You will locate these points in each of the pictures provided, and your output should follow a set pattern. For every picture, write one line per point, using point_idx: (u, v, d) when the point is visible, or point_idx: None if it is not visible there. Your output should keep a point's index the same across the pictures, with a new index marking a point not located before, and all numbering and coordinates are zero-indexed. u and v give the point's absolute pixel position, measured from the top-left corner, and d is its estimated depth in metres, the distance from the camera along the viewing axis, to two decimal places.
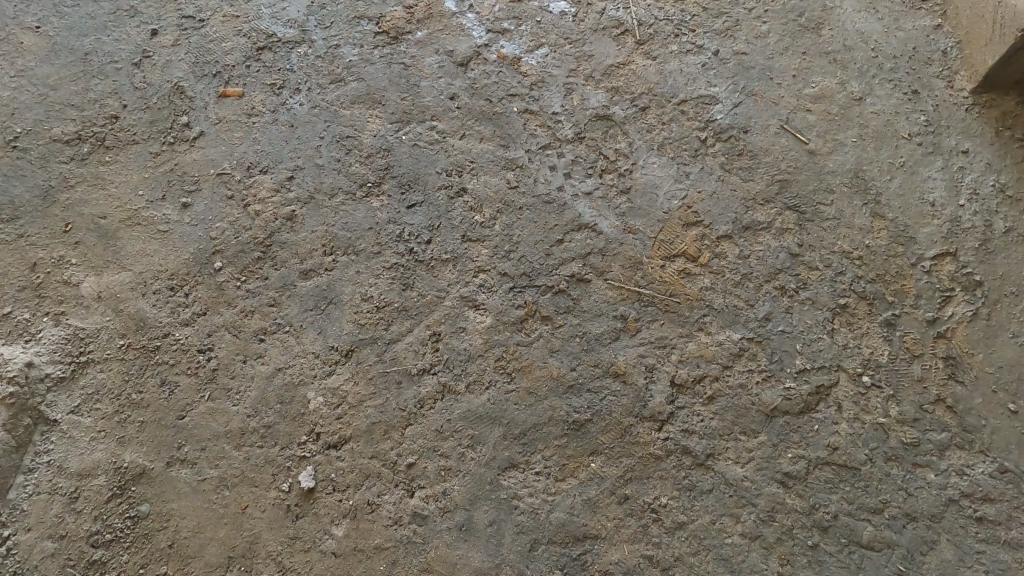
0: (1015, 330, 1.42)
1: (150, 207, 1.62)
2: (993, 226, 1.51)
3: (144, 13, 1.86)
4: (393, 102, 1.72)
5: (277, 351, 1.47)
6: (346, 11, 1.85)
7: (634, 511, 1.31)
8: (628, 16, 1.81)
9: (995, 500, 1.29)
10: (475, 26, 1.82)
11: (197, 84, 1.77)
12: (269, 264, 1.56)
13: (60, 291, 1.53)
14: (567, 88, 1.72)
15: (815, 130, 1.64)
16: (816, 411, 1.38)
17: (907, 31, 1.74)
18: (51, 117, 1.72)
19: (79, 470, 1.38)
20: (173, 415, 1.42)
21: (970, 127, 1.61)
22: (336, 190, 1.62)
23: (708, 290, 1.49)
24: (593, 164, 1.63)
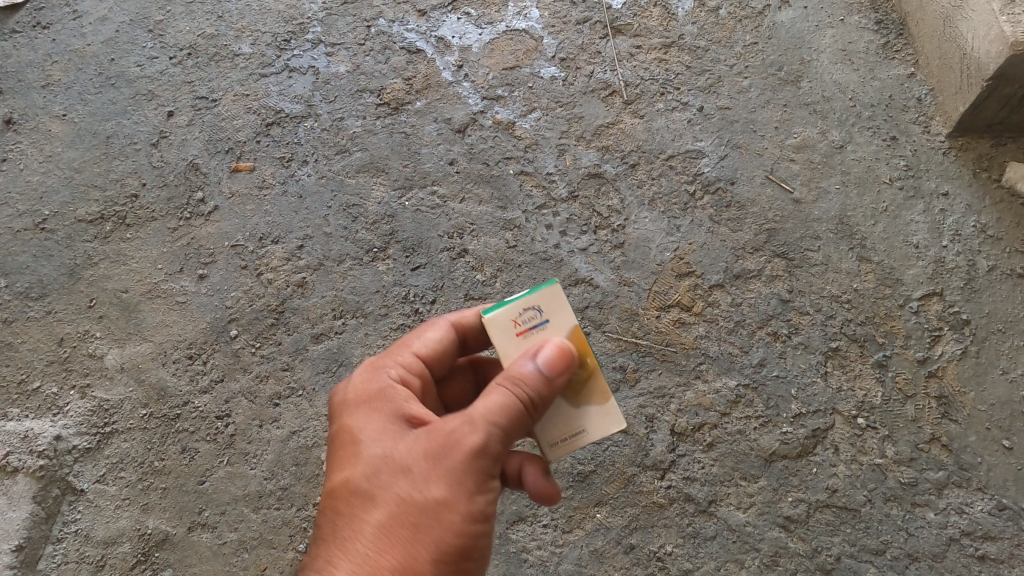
0: (1004, 367, 1.46)
1: (170, 280, 1.71)
2: (977, 265, 1.57)
3: (161, 96, 1.98)
4: (395, 170, 1.82)
5: (291, 414, 1.54)
6: (349, 85, 1.97)
7: (640, 560, 1.35)
8: (615, 78, 1.91)
9: (996, 538, 1.32)
10: (471, 94, 1.92)
11: (211, 160, 1.87)
12: (282, 330, 1.63)
13: (86, 364, 1.62)
14: (560, 149, 1.81)
15: (799, 179, 1.72)
16: (815, 454, 1.42)
17: (882, 80, 1.83)
18: (76, 199, 1.84)
19: (105, 538, 1.44)
20: (194, 480, 1.48)
21: (949, 170, 1.69)
22: (344, 256, 1.71)
23: (703, 339, 1.55)
24: (587, 221, 1.71)
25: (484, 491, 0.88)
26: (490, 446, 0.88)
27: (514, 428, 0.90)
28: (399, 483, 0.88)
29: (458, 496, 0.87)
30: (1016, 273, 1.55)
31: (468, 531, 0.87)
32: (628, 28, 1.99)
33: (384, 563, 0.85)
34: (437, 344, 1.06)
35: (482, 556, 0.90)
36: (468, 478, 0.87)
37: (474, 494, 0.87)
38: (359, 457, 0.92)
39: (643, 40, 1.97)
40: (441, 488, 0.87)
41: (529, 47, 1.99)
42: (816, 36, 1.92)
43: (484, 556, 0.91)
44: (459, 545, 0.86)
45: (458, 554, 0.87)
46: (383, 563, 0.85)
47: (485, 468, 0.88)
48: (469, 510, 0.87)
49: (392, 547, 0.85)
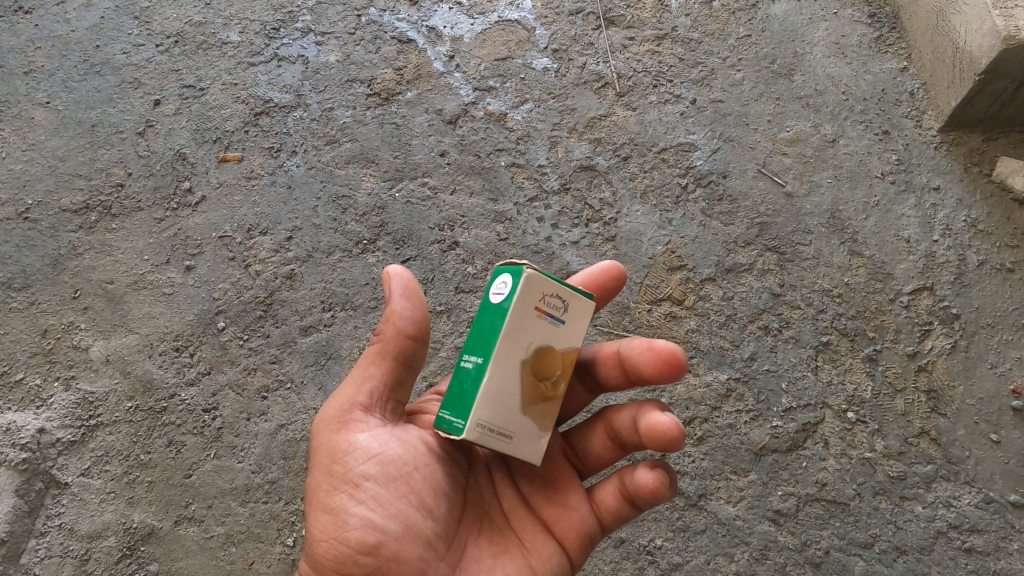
0: (993, 361, 1.47)
1: (156, 271, 1.69)
2: (967, 260, 1.57)
3: (147, 84, 1.95)
4: (386, 161, 1.80)
5: (279, 407, 1.52)
6: (339, 75, 1.94)
7: (630, 554, 1.35)
8: (607, 70, 1.90)
9: (983, 531, 1.32)
10: (463, 85, 1.90)
11: (198, 150, 1.85)
12: (270, 322, 1.61)
13: (70, 356, 1.59)
14: (552, 141, 1.80)
15: (791, 173, 1.71)
16: (805, 449, 1.42)
17: (875, 74, 1.83)
18: (60, 188, 1.81)
19: (90, 532, 1.42)
20: (181, 474, 1.47)
21: (940, 165, 1.69)
22: (333, 248, 1.69)
23: (694, 332, 1.54)
24: (579, 214, 1.70)
25: (354, 449, 0.94)
26: (336, 417, 0.97)
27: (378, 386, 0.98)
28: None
29: (323, 472, 0.96)
30: (1005, 268, 1.56)
31: (340, 499, 0.93)
32: (621, 19, 1.98)
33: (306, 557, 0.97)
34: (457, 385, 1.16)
35: (371, 520, 0.91)
36: (324, 449, 0.97)
37: (332, 460, 0.95)
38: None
39: (636, 32, 1.95)
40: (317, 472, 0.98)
41: (522, 38, 1.97)
42: (809, 29, 1.91)
43: (378, 519, 0.91)
44: (330, 512, 0.93)
45: (335, 523, 0.92)
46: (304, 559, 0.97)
47: (340, 433, 0.96)
48: (334, 476, 0.94)
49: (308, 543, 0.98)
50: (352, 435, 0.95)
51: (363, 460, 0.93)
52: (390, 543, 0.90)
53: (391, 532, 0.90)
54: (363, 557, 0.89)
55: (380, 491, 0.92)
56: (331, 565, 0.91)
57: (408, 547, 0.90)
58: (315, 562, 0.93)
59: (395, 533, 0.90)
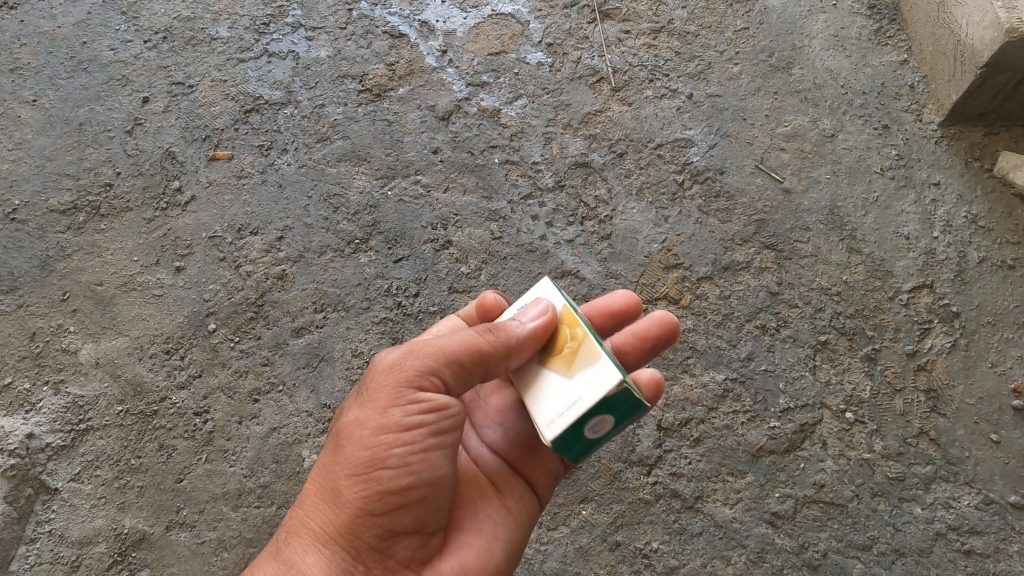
0: (993, 360, 1.45)
1: (146, 272, 1.67)
2: (967, 257, 1.55)
3: (135, 81, 1.92)
4: (378, 159, 1.77)
5: (271, 410, 1.50)
6: (330, 71, 1.91)
7: (626, 557, 1.34)
8: (603, 64, 1.87)
9: (982, 532, 1.31)
10: (456, 80, 1.87)
11: (188, 148, 1.82)
12: (262, 323, 1.59)
13: (59, 359, 1.58)
14: (546, 137, 1.77)
15: (789, 169, 1.68)
16: (802, 449, 1.40)
17: (875, 67, 1.80)
18: (47, 188, 1.78)
19: (80, 538, 1.41)
20: (172, 478, 1.45)
21: (941, 160, 1.66)
22: (325, 248, 1.67)
23: (691, 332, 1.52)
24: (574, 212, 1.67)
25: (412, 405, 0.87)
26: (404, 365, 0.89)
27: (466, 356, 0.90)
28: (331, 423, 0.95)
29: (369, 412, 0.88)
30: (1006, 264, 1.54)
31: (382, 446, 0.86)
32: (617, 12, 1.95)
33: (311, 488, 0.91)
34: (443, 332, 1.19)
35: (410, 465, 0.86)
36: (379, 392, 0.88)
37: (384, 406, 0.87)
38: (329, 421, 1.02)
39: (632, 25, 1.92)
40: (357, 410, 0.90)
41: (515, 32, 1.93)
42: (808, 21, 1.88)
43: (418, 472, 0.87)
44: (370, 458, 0.86)
45: (372, 468, 0.86)
46: (308, 492, 0.91)
47: (404, 382, 0.88)
48: (382, 422, 0.86)
49: (316, 476, 0.91)
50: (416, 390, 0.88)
51: (416, 417, 0.87)
52: (421, 494, 0.88)
53: (425, 484, 0.88)
54: (391, 497, 0.86)
55: (425, 445, 0.88)
56: (355, 510, 0.86)
57: (431, 499, 0.89)
58: (333, 500, 0.87)
59: (427, 487, 0.88)
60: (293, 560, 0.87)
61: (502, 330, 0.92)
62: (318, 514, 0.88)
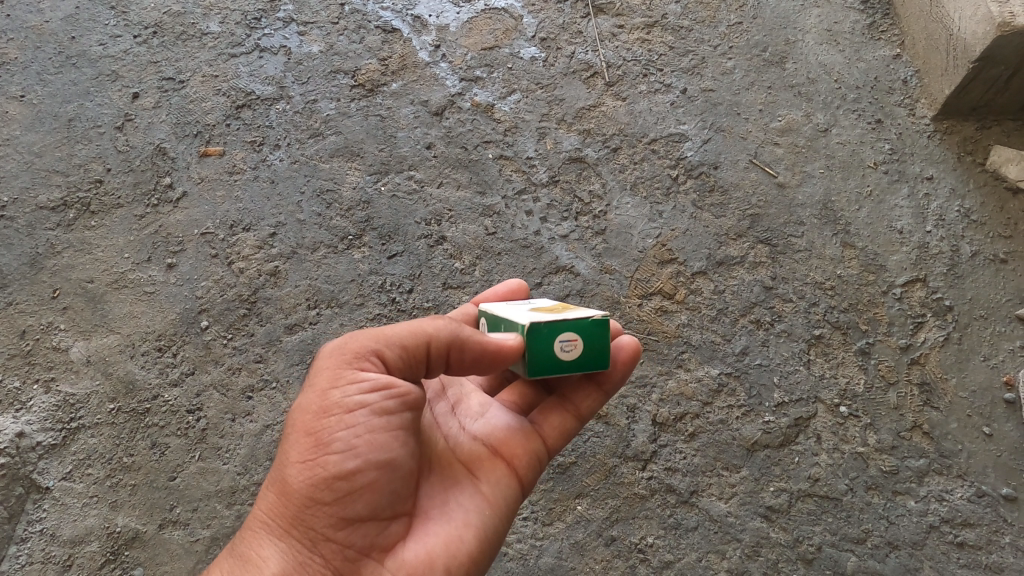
0: (986, 353, 1.46)
1: (137, 269, 1.66)
2: (960, 251, 1.56)
3: (125, 77, 1.90)
4: (371, 154, 1.76)
5: (264, 408, 1.49)
6: (322, 66, 1.90)
7: (621, 553, 1.34)
8: (596, 59, 1.86)
9: (975, 525, 1.32)
10: (449, 75, 1.86)
11: (179, 144, 1.80)
12: (254, 320, 1.58)
13: (50, 358, 1.56)
14: (540, 132, 1.76)
15: (783, 163, 1.68)
16: (797, 444, 1.40)
17: (868, 62, 1.80)
18: (36, 185, 1.76)
19: (72, 537, 1.40)
20: (165, 477, 1.44)
21: (933, 154, 1.67)
22: (318, 244, 1.66)
23: (685, 327, 1.52)
24: (568, 207, 1.67)
25: (354, 387, 0.77)
26: (345, 347, 0.79)
27: (417, 336, 0.80)
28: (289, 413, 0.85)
29: (309, 397, 0.78)
30: (999, 258, 1.54)
31: (324, 428, 0.76)
32: (611, 7, 1.94)
33: (262, 484, 0.81)
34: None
35: (356, 447, 0.75)
36: (320, 377, 0.79)
37: (323, 389, 0.77)
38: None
39: (626, 20, 1.91)
40: (304, 397, 0.80)
41: (509, 26, 1.93)
42: (801, 16, 1.88)
43: (365, 453, 0.76)
44: (313, 444, 0.76)
45: (319, 455, 0.76)
46: (261, 487, 0.81)
47: (343, 362, 0.78)
48: (323, 406, 0.77)
49: (267, 471, 0.81)
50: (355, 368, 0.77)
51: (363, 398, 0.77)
52: (371, 478, 0.76)
53: (377, 467, 0.76)
54: (340, 483, 0.75)
55: (371, 425, 0.77)
56: (301, 498, 0.75)
57: (385, 482, 0.77)
58: (280, 490, 0.77)
59: (378, 470, 0.76)
60: (243, 556, 0.77)
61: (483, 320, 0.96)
62: (266, 506, 0.78)
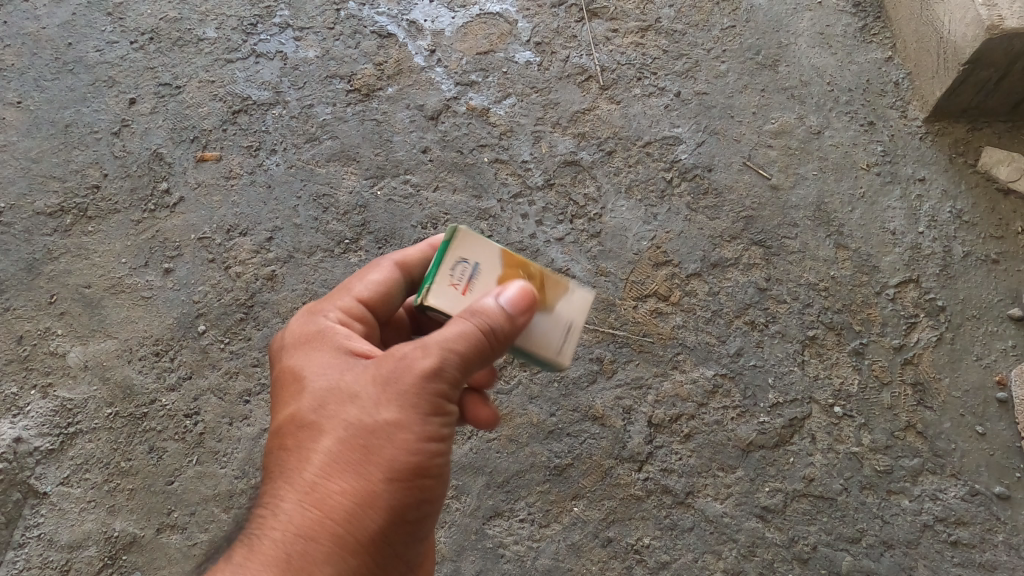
0: (978, 353, 1.47)
1: (134, 274, 1.66)
2: (952, 251, 1.57)
3: (121, 83, 1.91)
4: (367, 158, 1.77)
5: (262, 412, 1.50)
6: (318, 71, 1.91)
7: (618, 554, 1.34)
8: (591, 63, 1.87)
9: (968, 523, 1.32)
10: (444, 80, 1.87)
11: (176, 149, 1.81)
12: (251, 324, 1.59)
13: (47, 363, 1.57)
14: (535, 136, 1.77)
15: (776, 165, 1.70)
16: (792, 444, 1.41)
17: (860, 65, 1.81)
18: (33, 190, 1.77)
19: (70, 542, 1.40)
20: (162, 481, 1.45)
21: (925, 155, 1.68)
22: (314, 248, 1.67)
23: (680, 329, 1.53)
24: (564, 210, 1.68)
25: (438, 415, 0.86)
26: (442, 374, 0.84)
27: (485, 359, 0.89)
28: (352, 412, 0.85)
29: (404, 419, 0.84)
30: (990, 259, 1.55)
31: (423, 454, 0.86)
32: (605, 11, 1.95)
33: (333, 489, 0.83)
34: (380, 287, 1.03)
35: (434, 468, 0.88)
36: (405, 399, 0.84)
37: (425, 417, 0.85)
38: (308, 393, 0.89)
39: (620, 23, 1.93)
40: (401, 416, 0.84)
41: (503, 31, 1.94)
42: (793, 19, 1.89)
43: (444, 480, 0.91)
44: (413, 467, 0.85)
45: (419, 483, 0.86)
46: (329, 491, 0.83)
47: (436, 391, 0.85)
48: (423, 434, 0.85)
49: (336, 475, 0.83)
50: (444, 397, 0.86)
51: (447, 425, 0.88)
52: (436, 495, 0.90)
53: (442, 485, 0.91)
54: (417, 497, 0.87)
55: (445, 450, 0.89)
56: (391, 517, 0.85)
57: (440, 504, 0.95)
58: (367, 507, 0.83)
59: (441, 487, 0.91)
60: (309, 566, 0.81)
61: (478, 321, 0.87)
62: (349, 518, 0.83)
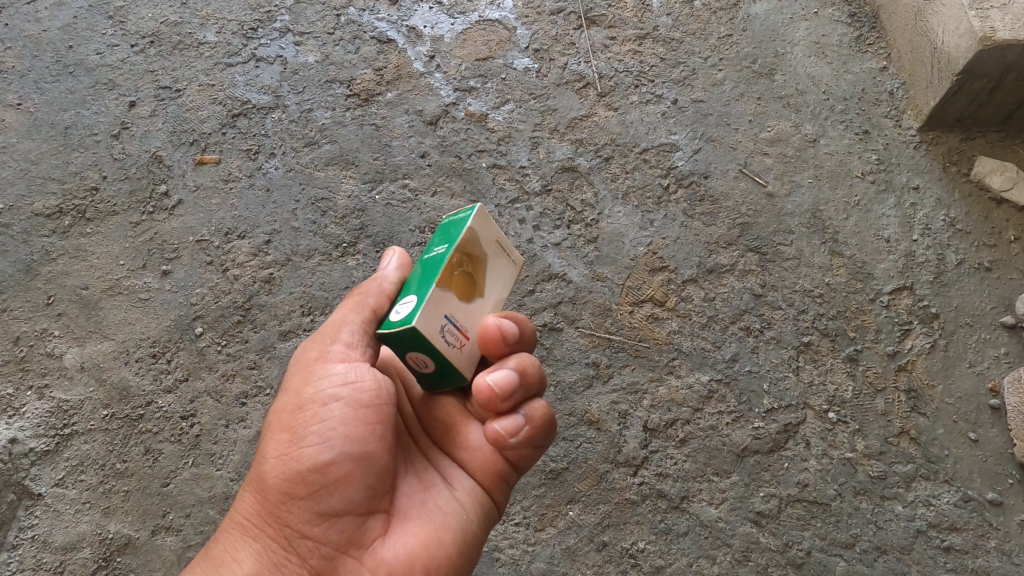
0: (971, 360, 1.48)
1: (132, 276, 1.66)
2: (946, 259, 1.58)
3: (121, 86, 1.92)
4: (366, 163, 1.78)
5: (258, 414, 1.50)
6: (318, 75, 1.92)
7: (613, 557, 1.35)
8: (589, 70, 1.89)
9: (961, 529, 1.33)
10: (443, 85, 1.89)
11: (175, 152, 1.82)
12: (248, 327, 1.59)
13: (44, 364, 1.57)
14: (533, 142, 1.79)
15: (772, 173, 1.71)
16: (786, 449, 1.42)
17: (855, 74, 1.83)
18: (32, 192, 1.77)
19: (64, 544, 1.40)
20: (158, 482, 1.45)
21: (919, 164, 1.70)
22: (313, 251, 1.67)
23: (676, 334, 1.54)
24: (561, 215, 1.69)
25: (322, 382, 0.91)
26: (314, 354, 0.95)
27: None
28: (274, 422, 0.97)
29: (287, 400, 0.92)
30: (983, 267, 1.57)
31: (300, 424, 0.89)
32: (603, 19, 1.97)
33: (244, 485, 0.93)
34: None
35: (329, 439, 0.87)
36: (295, 381, 0.94)
37: (298, 389, 0.91)
38: None
39: (618, 31, 1.94)
40: (287, 401, 0.92)
41: (502, 38, 1.95)
42: (790, 28, 1.91)
43: (338, 445, 0.87)
44: (298, 441, 0.88)
45: (312, 461, 0.87)
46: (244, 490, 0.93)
47: (315, 364, 0.93)
48: (298, 403, 0.90)
49: (250, 475, 0.94)
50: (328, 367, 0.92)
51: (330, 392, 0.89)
52: (345, 470, 0.87)
53: (348, 459, 0.87)
54: (312, 471, 0.87)
55: (343, 419, 0.88)
56: (278, 492, 0.88)
57: (359, 477, 0.88)
58: (260, 488, 0.89)
59: (352, 462, 0.87)
60: (226, 558, 0.89)
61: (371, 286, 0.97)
62: (250, 506, 0.90)
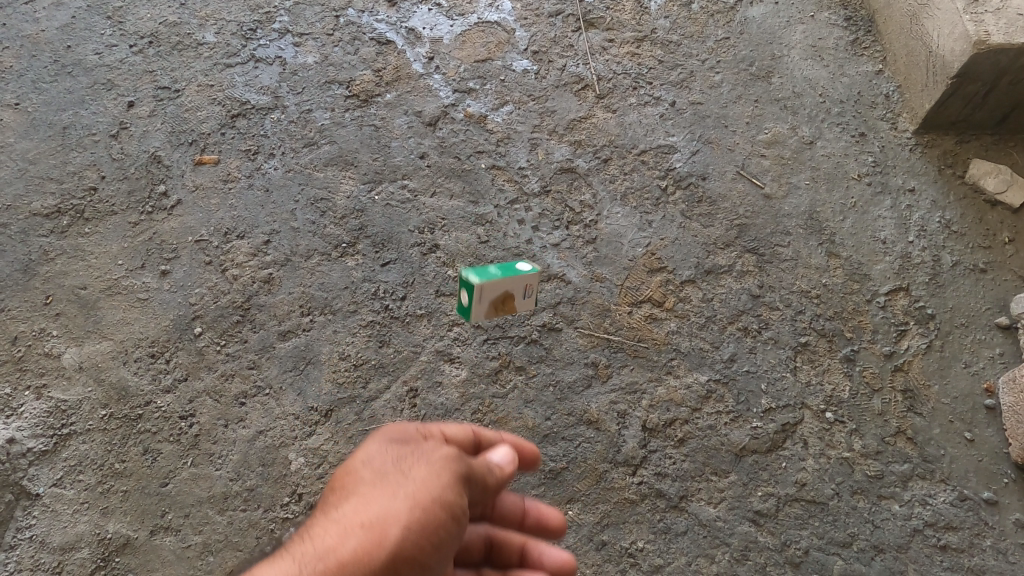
0: (967, 360, 1.49)
1: (130, 276, 1.66)
2: (941, 260, 1.60)
3: (120, 86, 1.92)
4: (365, 163, 1.78)
5: (258, 414, 1.50)
6: (317, 76, 1.93)
7: (612, 557, 1.34)
8: (587, 72, 1.90)
9: (958, 528, 1.34)
10: (443, 87, 1.89)
11: (174, 152, 1.82)
12: (248, 327, 1.59)
13: (42, 363, 1.57)
14: (532, 143, 1.79)
15: (769, 175, 1.72)
16: (784, 449, 1.43)
17: (851, 77, 1.85)
18: (29, 191, 1.77)
19: (62, 544, 1.38)
20: (157, 482, 1.44)
21: (915, 166, 1.71)
22: (312, 252, 1.67)
23: (674, 334, 1.55)
24: (560, 216, 1.70)
25: (460, 491, 0.84)
26: (465, 464, 0.87)
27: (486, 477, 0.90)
28: (387, 476, 0.85)
29: (432, 484, 0.82)
30: (978, 268, 1.58)
31: (438, 521, 0.80)
32: (601, 22, 1.99)
33: (349, 524, 0.79)
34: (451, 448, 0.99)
35: (439, 559, 0.81)
36: (442, 475, 0.84)
37: (444, 485, 0.83)
38: (349, 467, 0.89)
39: (616, 34, 1.96)
40: (431, 480, 0.83)
41: (501, 40, 1.96)
42: (786, 32, 1.93)
43: (442, 563, 0.83)
44: (428, 539, 0.79)
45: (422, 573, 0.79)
46: (342, 538, 0.78)
47: (463, 476, 0.86)
48: (443, 497, 0.82)
49: (357, 519, 0.80)
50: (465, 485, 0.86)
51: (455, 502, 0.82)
52: None
53: None
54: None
55: (453, 546, 0.83)
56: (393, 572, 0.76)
57: None
58: (373, 548, 0.76)
59: None
60: None
61: (486, 478, 0.91)
62: (355, 554, 0.76)
